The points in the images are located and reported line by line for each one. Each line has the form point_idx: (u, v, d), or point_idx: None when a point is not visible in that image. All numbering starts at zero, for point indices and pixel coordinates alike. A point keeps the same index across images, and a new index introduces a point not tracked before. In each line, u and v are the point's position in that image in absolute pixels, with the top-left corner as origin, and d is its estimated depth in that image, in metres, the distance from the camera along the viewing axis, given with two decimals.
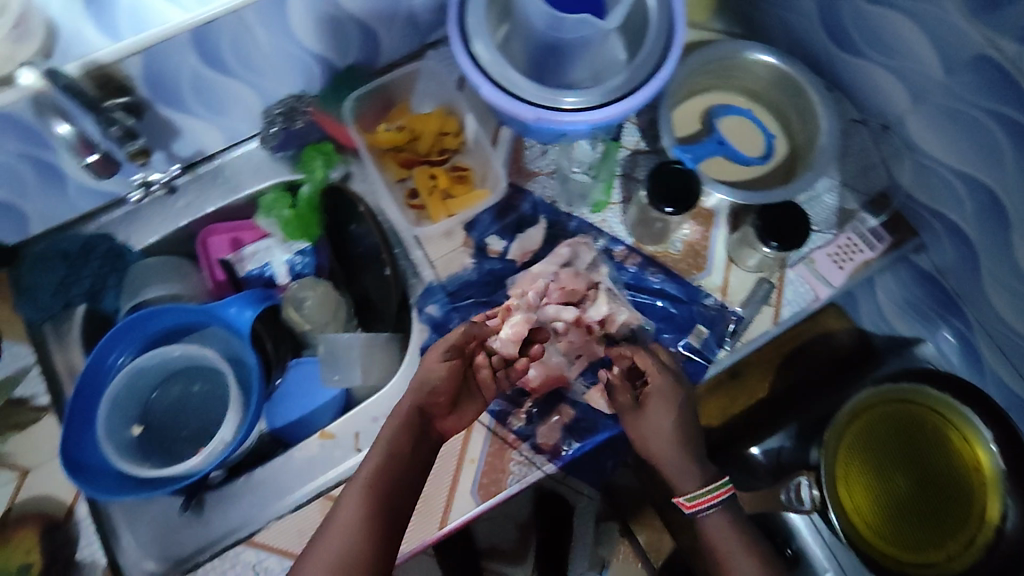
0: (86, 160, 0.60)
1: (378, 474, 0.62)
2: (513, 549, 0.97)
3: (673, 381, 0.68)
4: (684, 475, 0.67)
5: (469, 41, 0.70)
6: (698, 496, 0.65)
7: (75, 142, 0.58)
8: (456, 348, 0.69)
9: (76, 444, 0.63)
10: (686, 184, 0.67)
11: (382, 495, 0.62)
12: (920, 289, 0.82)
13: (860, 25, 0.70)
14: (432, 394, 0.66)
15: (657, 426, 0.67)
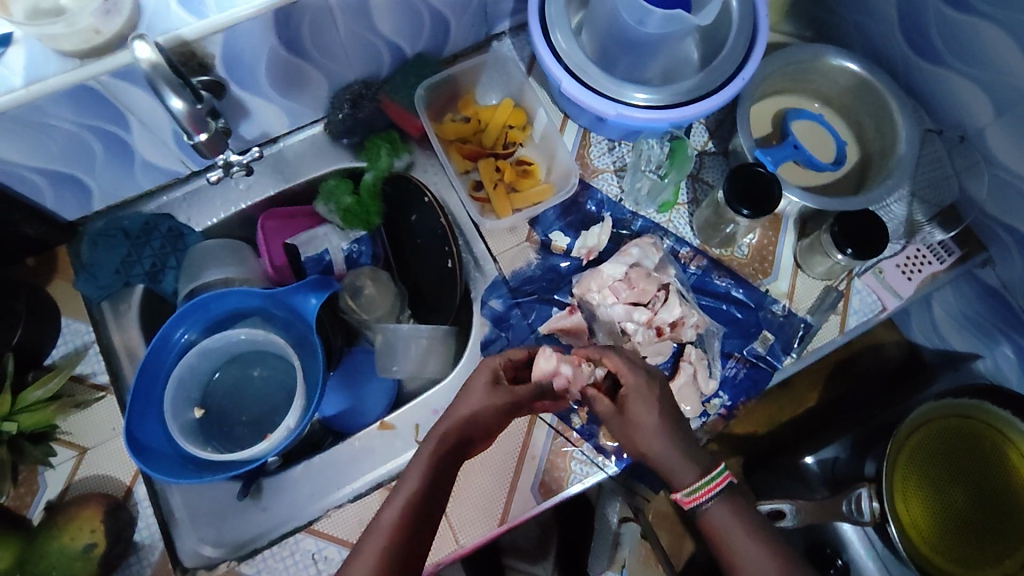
0: (195, 139, 0.55)
1: (412, 511, 0.52)
2: (534, 548, 0.88)
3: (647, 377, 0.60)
4: (682, 467, 0.56)
5: (549, 32, 0.69)
6: (696, 491, 0.55)
7: (187, 118, 0.52)
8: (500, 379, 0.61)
9: (140, 424, 0.63)
10: (765, 188, 0.66)
11: (412, 536, 0.52)
12: (984, 306, 0.80)
13: (945, 33, 0.69)
14: (474, 429, 0.58)
15: (643, 424, 0.57)
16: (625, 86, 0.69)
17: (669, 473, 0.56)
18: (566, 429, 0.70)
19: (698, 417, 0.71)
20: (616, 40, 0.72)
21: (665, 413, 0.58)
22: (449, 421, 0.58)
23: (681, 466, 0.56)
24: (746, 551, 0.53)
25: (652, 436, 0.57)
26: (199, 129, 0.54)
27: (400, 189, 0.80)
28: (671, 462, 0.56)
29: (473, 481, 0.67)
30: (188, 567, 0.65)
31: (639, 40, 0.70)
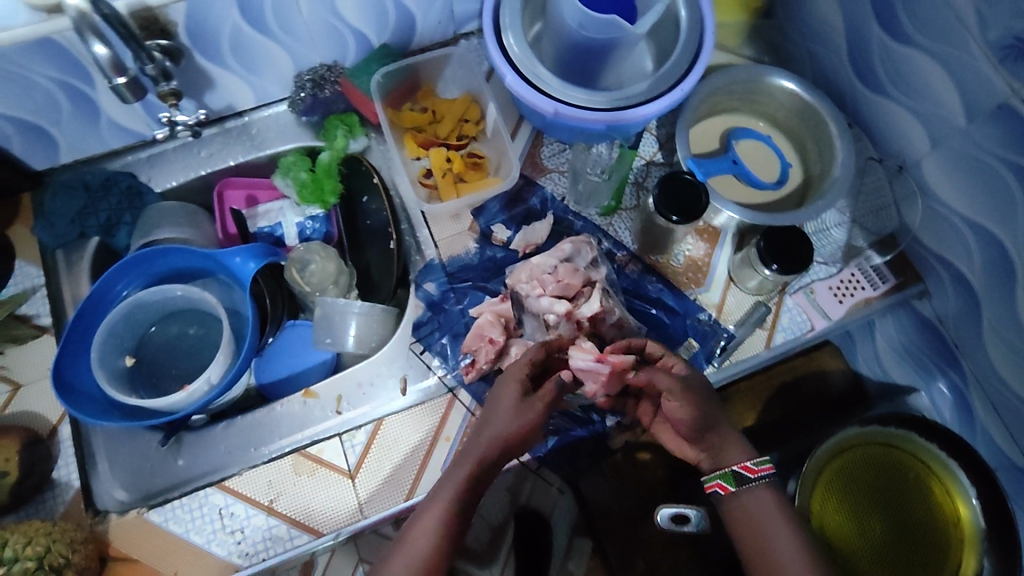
0: (114, 81, 0.57)
1: (432, 542, 0.56)
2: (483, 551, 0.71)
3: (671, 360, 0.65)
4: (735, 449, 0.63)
5: (501, 34, 0.72)
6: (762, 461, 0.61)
7: (108, 64, 0.54)
8: (530, 408, 0.60)
9: (71, 365, 0.66)
10: (695, 196, 0.67)
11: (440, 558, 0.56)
12: (920, 337, 0.82)
13: (889, 65, 0.71)
14: (499, 459, 0.60)
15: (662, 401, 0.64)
16: (570, 89, 0.71)
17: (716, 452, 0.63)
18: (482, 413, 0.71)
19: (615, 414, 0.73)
20: (568, 46, 0.74)
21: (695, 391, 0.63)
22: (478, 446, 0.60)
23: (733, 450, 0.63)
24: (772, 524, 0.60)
25: (697, 429, 0.62)
26: (119, 73, 0.56)
27: (355, 170, 0.83)
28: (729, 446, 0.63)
29: (386, 454, 0.69)
30: (102, 509, 0.66)
31: (587, 46, 0.72)
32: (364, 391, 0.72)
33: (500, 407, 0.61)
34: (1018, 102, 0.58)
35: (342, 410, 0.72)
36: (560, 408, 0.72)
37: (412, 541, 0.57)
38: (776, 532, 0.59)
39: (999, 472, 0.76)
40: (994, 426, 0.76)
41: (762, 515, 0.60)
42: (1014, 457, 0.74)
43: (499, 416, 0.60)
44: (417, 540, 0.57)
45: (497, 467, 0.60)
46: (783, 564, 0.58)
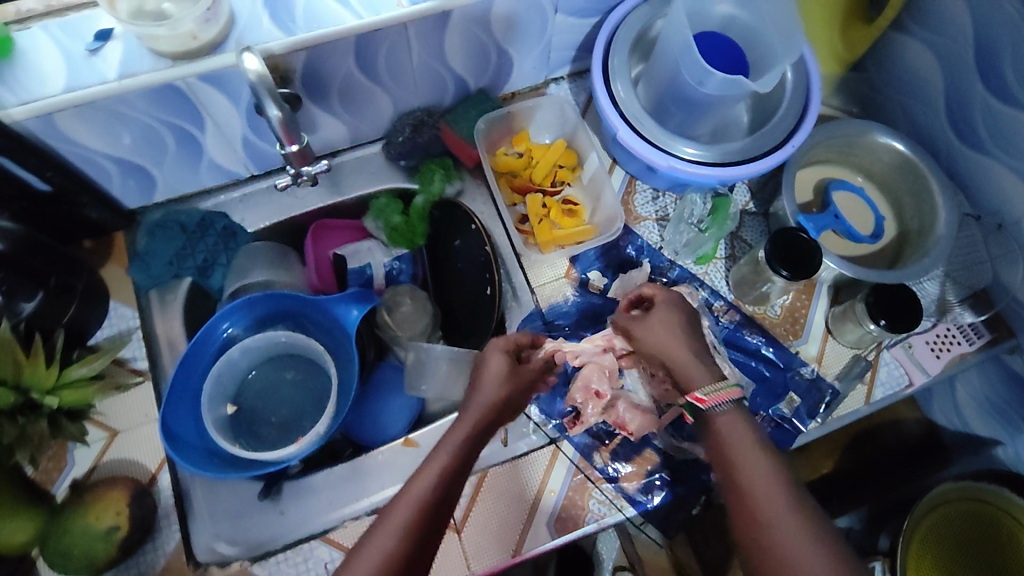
0: (287, 149, 0.58)
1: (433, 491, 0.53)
2: None
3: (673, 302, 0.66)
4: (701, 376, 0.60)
5: (609, 80, 0.73)
6: (717, 389, 0.57)
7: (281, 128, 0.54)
8: (510, 378, 0.64)
9: (174, 413, 0.64)
10: (806, 253, 0.67)
11: (436, 509, 0.52)
12: (1007, 390, 0.80)
13: (991, 124, 0.71)
14: (487, 422, 0.61)
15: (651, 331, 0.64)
16: (677, 139, 0.72)
17: (678, 377, 0.62)
18: (586, 467, 0.70)
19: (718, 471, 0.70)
20: (672, 96, 0.74)
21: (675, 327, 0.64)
22: (471, 405, 0.61)
23: (689, 366, 0.61)
24: (740, 444, 0.54)
25: (664, 339, 0.63)
26: (292, 140, 0.57)
27: (446, 213, 0.83)
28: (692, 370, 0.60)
29: (492, 507, 0.68)
30: (202, 561, 0.65)
31: (695, 99, 0.72)
32: None
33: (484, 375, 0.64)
34: None
35: None
36: (664, 462, 0.71)
37: (411, 488, 0.53)
38: (746, 465, 0.53)
39: None
40: None
41: (731, 439, 0.55)
42: None
43: (485, 381, 0.63)
44: (408, 498, 0.52)
45: (489, 432, 0.61)
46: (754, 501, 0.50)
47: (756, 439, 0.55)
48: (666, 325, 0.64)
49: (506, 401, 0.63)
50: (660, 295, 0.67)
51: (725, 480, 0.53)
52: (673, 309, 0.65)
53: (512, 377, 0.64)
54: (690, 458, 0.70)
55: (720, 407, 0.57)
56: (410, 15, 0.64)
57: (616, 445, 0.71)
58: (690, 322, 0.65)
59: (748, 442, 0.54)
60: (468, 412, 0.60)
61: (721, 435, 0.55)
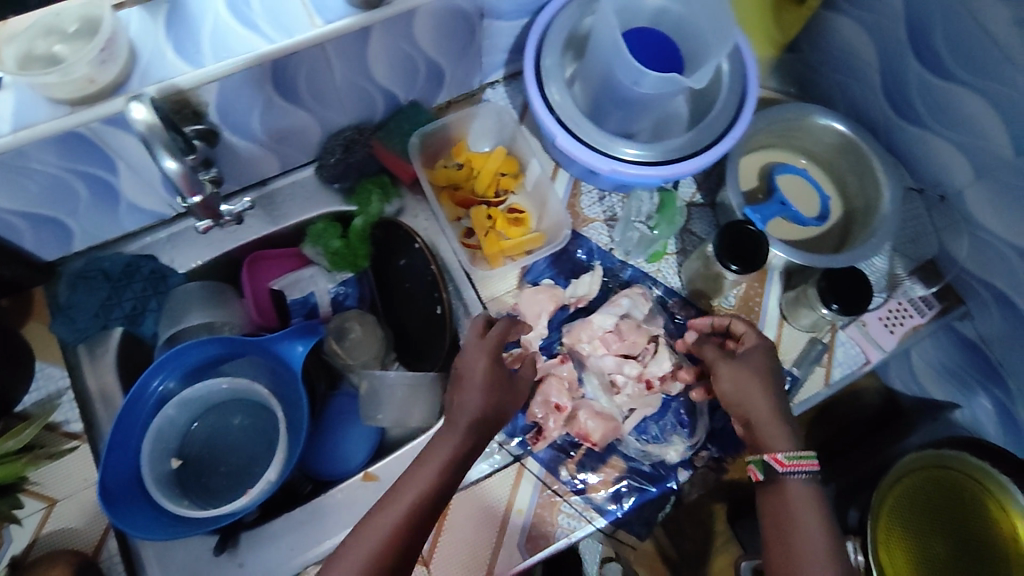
0: (189, 202, 0.53)
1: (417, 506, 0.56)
2: None
3: (764, 350, 0.66)
4: (779, 437, 0.63)
5: (543, 84, 0.70)
6: (796, 457, 0.60)
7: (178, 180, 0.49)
8: (500, 380, 0.64)
9: (115, 477, 0.60)
10: (755, 244, 0.66)
11: (406, 537, 0.55)
12: (962, 358, 0.83)
13: (927, 98, 0.71)
14: (477, 431, 0.61)
15: (737, 379, 0.65)
16: (618, 141, 0.70)
17: (756, 433, 0.64)
18: (553, 482, 0.68)
19: (686, 471, 0.70)
20: (608, 97, 0.72)
21: (765, 383, 0.65)
22: (459, 417, 0.61)
23: (769, 425, 0.63)
24: (806, 518, 0.58)
25: (752, 388, 0.64)
26: (193, 193, 0.52)
27: (389, 233, 0.79)
28: (774, 431, 0.63)
29: (459, 532, 0.66)
30: None
31: (631, 98, 0.70)
32: None
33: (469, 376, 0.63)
34: None
35: None
36: (631, 467, 0.70)
37: (396, 499, 0.57)
38: (810, 532, 0.58)
39: None
40: None
41: (802, 510, 0.59)
42: None
43: (471, 389, 0.62)
44: (379, 523, 0.55)
45: (478, 442, 0.61)
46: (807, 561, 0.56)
47: (821, 513, 0.59)
48: (751, 374, 0.65)
49: (499, 406, 0.63)
50: (749, 335, 0.67)
51: (779, 535, 0.59)
52: (758, 356, 0.66)
53: (501, 378, 0.64)
54: (655, 460, 0.70)
55: (794, 474, 0.60)
56: (327, 33, 0.60)
57: (582, 456, 0.70)
58: (773, 371, 0.66)
59: (811, 516, 0.59)
60: (456, 425, 0.61)
61: (791, 502, 0.60)
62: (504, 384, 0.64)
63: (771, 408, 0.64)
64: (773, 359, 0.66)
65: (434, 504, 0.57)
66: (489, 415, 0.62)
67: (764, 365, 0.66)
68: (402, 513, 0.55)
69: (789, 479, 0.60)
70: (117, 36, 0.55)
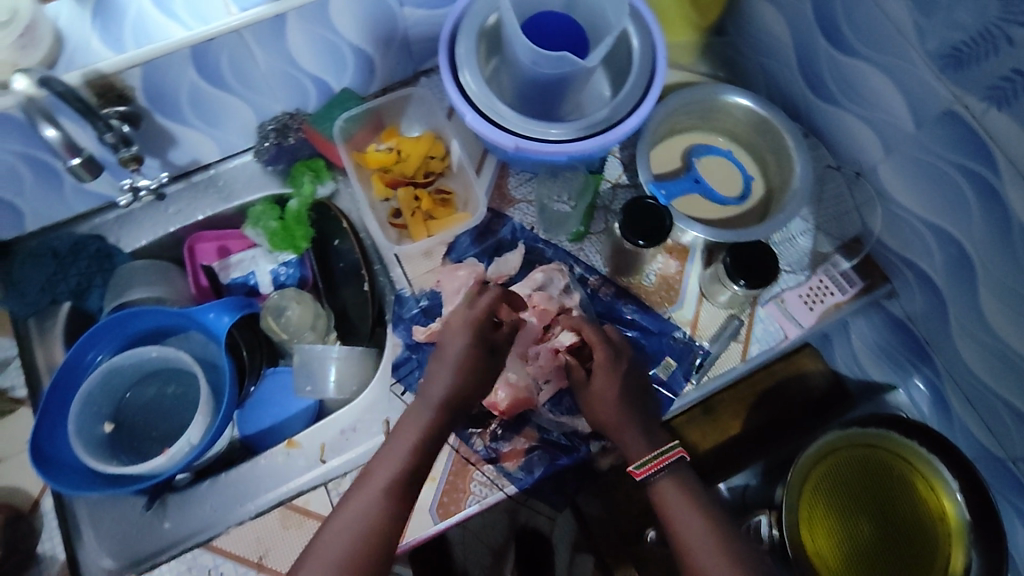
0: (69, 163, 0.56)
1: (390, 479, 0.61)
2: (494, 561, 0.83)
3: (615, 356, 0.69)
4: (636, 441, 0.66)
5: (458, 71, 0.73)
6: (646, 462, 0.64)
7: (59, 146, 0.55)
8: (480, 358, 0.66)
9: (48, 437, 0.65)
10: (658, 220, 0.69)
11: (390, 507, 0.59)
12: (895, 338, 0.83)
13: (838, 77, 0.73)
14: (453, 404, 0.65)
15: (600, 394, 0.67)
16: (529, 123, 0.72)
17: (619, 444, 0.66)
18: (466, 450, 0.71)
19: (598, 442, 0.72)
20: (524, 82, 0.75)
21: (622, 391, 0.67)
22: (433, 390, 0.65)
23: (628, 435, 0.66)
24: (682, 511, 0.61)
25: (606, 405, 0.66)
26: (73, 154, 0.56)
27: (324, 216, 0.83)
28: (630, 438, 0.66)
29: None
30: None
31: (542, 82, 0.72)
32: (346, 438, 0.72)
33: (447, 353, 0.66)
34: (961, 109, 0.61)
35: (326, 458, 0.71)
36: (544, 437, 0.72)
37: (374, 474, 0.61)
38: (688, 520, 0.60)
39: (981, 463, 0.78)
40: (972, 421, 0.77)
41: (679, 501, 0.62)
42: (990, 447, 0.76)
43: (444, 364, 0.65)
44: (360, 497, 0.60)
45: (454, 412, 0.65)
46: (690, 542, 0.59)
47: (693, 494, 0.62)
48: (610, 389, 0.67)
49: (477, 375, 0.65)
50: (600, 346, 0.68)
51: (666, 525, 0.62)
52: (610, 364, 0.68)
53: (481, 352, 0.66)
54: (568, 429, 0.72)
55: (653, 475, 0.63)
56: (243, 20, 0.64)
57: (496, 428, 0.72)
58: (628, 378, 0.68)
59: (682, 499, 0.62)
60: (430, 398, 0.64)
61: (664, 502, 0.62)
62: (484, 362, 0.66)
63: (630, 417, 0.66)
64: (621, 367, 0.68)
65: (411, 477, 0.61)
66: (468, 386, 0.65)
67: (613, 383, 0.67)
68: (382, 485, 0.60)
69: (651, 482, 0.63)
70: (38, 24, 0.60)
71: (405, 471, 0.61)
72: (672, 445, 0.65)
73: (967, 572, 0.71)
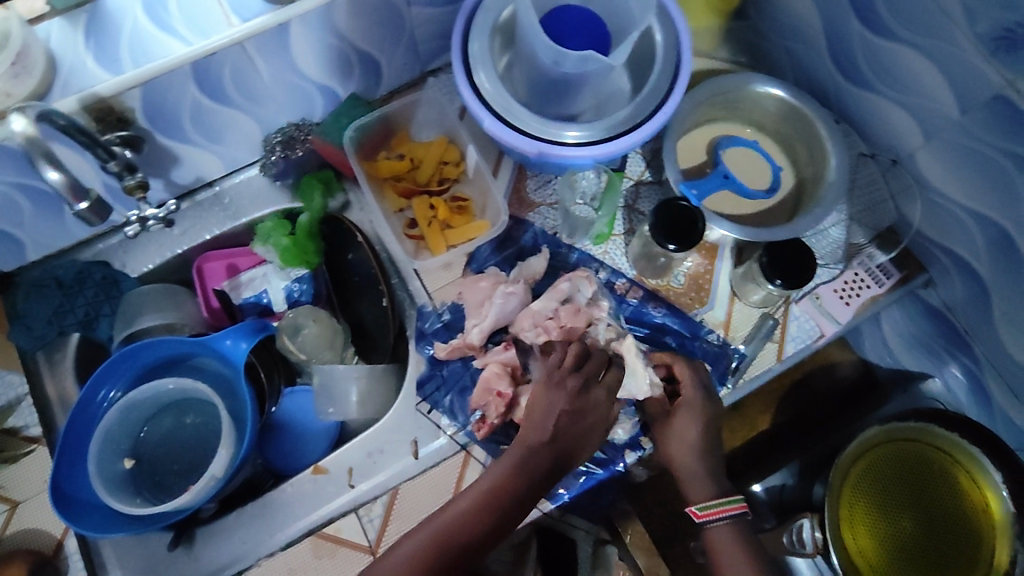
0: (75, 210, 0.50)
1: (461, 527, 0.59)
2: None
3: (704, 397, 0.68)
4: (700, 484, 0.66)
5: (472, 71, 0.69)
6: (708, 506, 0.64)
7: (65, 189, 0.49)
8: (581, 411, 0.64)
9: (68, 477, 0.63)
10: (690, 222, 0.66)
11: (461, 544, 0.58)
12: (928, 324, 0.80)
13: (872, 60, 0.69)
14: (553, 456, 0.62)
15: (681, 435, 0.67)
16: (550, 125, 0.68)
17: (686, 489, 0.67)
18: None
19: (634, 453, 0.70)
20: (542, 80, 0.71)
21: (703, 439, 0.67)
22: (535, 437, 0.63)
23: (694, 484, 0.66)
24: (733, 562, 0.62)
25: (681, 445, 0.67)
26: (78, 199, 0.50)
27: (335, 229, 0.80)
28: (695, 479, 0.66)
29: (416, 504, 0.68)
30: None
31: (561, 79, 0.69)
32: (374, 460, 0.70)
33: (538, 425, 0.63)
34: (1013, 93, 0.57)
35: (355, 483, 0.69)
36: None
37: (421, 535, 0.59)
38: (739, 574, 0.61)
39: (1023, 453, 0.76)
40: (1015, 412, 0.75)
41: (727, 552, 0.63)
42: None
43: (545, 413, 0.64)
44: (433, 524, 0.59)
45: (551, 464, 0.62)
46: None
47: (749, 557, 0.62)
48: (691, 430, 0.67)
49: (569, 443, 0.63)
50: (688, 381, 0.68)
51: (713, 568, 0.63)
52: (697, 403, 0.67)
53: (579, 410, 0.64)
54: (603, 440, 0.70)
55: (712, 520, 0.64)
56: (245, 32, 0.60)
57: None
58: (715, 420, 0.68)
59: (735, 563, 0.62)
60: (529, 445, 0.63)
61: (714, 548, 0.63)
62: (585, 419, 0.64)
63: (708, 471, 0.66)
64: (709, 411, 0.67)
65: (488, 523, 0.59)
66: (566, 441, 0.63)
67: (695, 423, 0.67)
68: (456, 520, 0.59)
69: (709, 527, 0.65)
70: (30, 47, 0.56)
71: (478, 520, 0.59)
72: (737, 496, 0.65)
73: (1012, 567, 0.68)
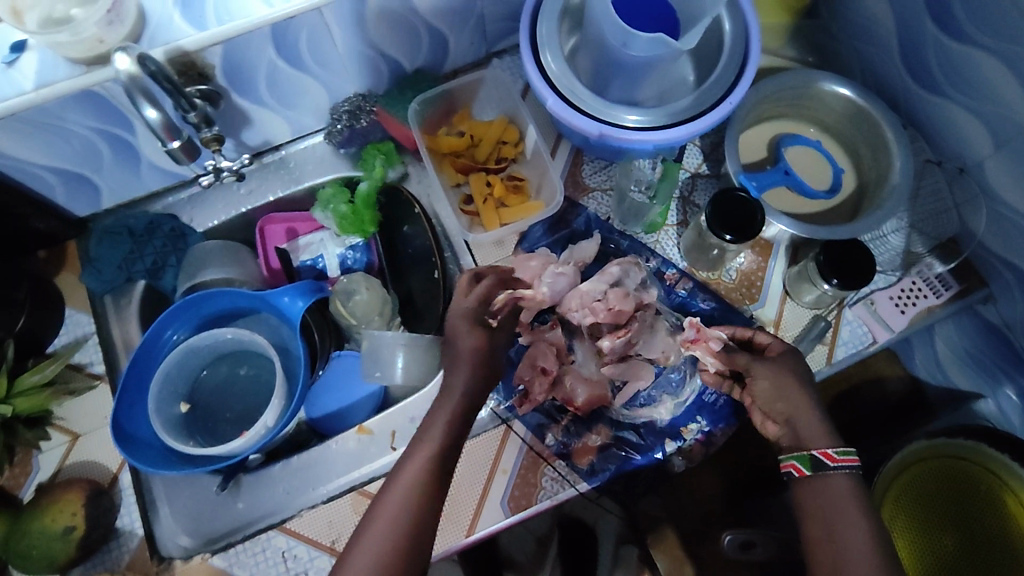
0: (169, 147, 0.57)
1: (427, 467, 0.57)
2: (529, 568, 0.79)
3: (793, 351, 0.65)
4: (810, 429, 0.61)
5: (539, 52, 0.70)
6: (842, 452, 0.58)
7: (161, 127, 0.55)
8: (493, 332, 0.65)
9: (127, 414, 0.66)
10: (748, 214, 0.65)
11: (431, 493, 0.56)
12: (986, 342, 0.78)
13: (945, 64, 0.68)
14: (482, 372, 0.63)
15: (777, 376, 0.63)
16: (614, 108, 0.69)
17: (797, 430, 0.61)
18: (538, 444, 0.70)
19: (674, 442, 0.70)
20: (607, 64, 0.71)
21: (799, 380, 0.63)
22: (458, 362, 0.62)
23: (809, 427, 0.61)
24: (846, 513, 0.57)
25: (770, 400, 0.63)
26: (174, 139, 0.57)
27: (394, 200, 0.81)
28: (805, 422, 0.61)
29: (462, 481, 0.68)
30: (166, 555, 0.67)
31: (628, 64, 0.69)
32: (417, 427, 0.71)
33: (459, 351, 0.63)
34: None
35: (396, 446, 0.71)
36: (618, 435, 0.70)
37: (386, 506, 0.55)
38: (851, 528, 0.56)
39: None
40: None
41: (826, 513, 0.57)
42: None
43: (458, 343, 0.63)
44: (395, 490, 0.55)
45: (485, 380, 0.63)
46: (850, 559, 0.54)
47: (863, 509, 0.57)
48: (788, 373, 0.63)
49: (493, 360, 0.64)
50: (776, 343, 0.66)
51: (821, 525, 0.57)
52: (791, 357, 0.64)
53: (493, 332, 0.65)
54: (643, 426, 0.70)
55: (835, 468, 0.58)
56: None
57: (568, 421, 0.70)
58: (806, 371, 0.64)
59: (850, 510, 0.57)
60: (456, 368, 0.62)
61: (829, 495, 0.58)
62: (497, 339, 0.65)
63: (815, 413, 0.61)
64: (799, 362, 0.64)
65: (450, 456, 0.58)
66: (490, 357, 0.64)
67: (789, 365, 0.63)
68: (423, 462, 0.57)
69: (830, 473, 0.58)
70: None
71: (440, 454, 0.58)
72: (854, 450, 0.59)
73: None
